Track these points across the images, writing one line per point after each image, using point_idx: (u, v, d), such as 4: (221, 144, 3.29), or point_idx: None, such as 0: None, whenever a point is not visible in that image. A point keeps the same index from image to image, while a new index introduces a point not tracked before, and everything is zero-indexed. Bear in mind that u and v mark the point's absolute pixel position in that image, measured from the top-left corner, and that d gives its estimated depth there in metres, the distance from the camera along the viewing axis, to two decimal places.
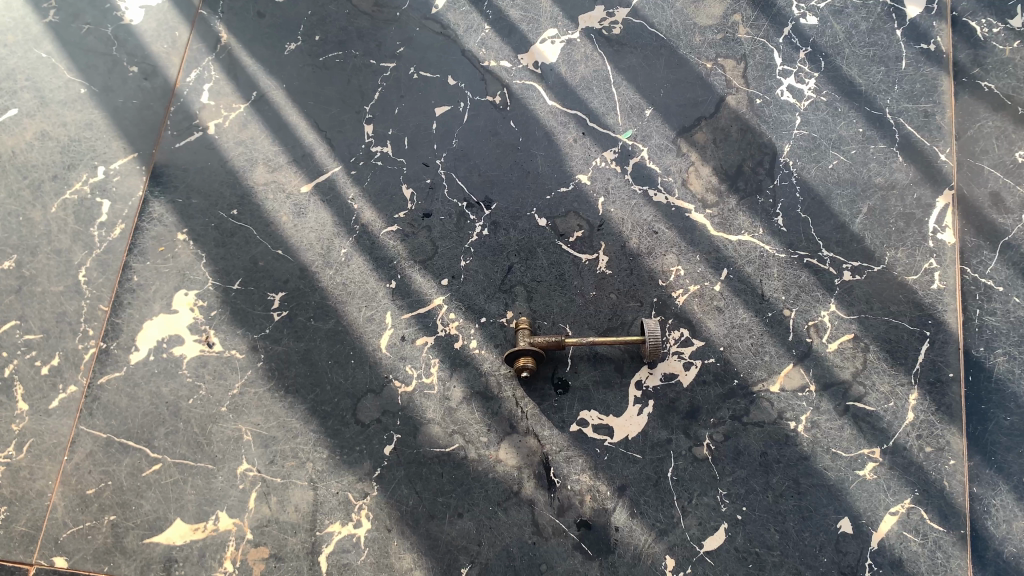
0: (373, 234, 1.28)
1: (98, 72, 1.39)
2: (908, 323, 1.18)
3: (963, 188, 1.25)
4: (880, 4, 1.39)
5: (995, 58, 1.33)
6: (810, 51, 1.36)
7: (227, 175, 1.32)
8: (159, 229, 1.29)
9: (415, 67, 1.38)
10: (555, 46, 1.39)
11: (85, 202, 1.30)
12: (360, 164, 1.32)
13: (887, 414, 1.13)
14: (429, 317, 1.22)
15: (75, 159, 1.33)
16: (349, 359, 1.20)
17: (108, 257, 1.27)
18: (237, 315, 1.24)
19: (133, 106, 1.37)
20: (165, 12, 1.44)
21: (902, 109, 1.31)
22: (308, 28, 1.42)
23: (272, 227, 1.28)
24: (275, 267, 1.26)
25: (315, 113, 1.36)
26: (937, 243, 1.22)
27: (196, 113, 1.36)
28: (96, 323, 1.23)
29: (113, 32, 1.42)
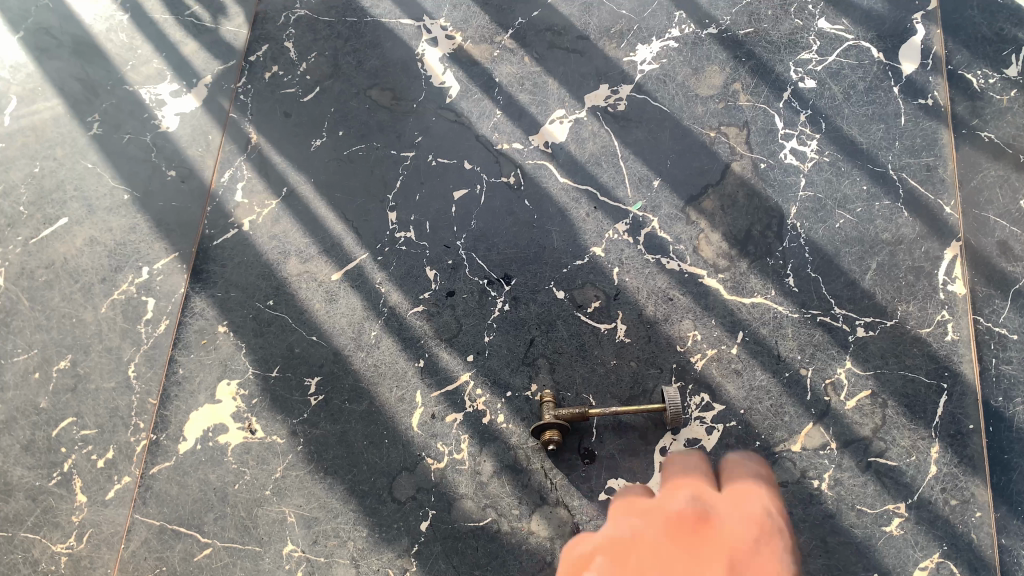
0: (401, 315, 1.34)
1: (140, 178, 1.47)
2: (925, 376, 1.21)
3: (970, 238, 1.29)
4: (875, 63, 1.42)
5: (992, 109, 1.36)
6: (810, 113, 1.40)
7: (262, 269, 1.39)
8: (201, 322, 1.37)
9: (433, 154, 1.44)
10: (563, 126, 1.44)
11: (132, 301, 1.39)
12: (386, 250, 1.39)
13: (909, 468, 1.16)
14: (457, 394, 1.28)
15: (121, 261, 1.42)
16: (384, 439, 1.26)
17: (155, 352, 1.35)
18: (277, 402, 1.30)
19: (172, 209, 1.44)
20: (199, 117, 1.50)
21: (904, 164, 1.34)
22: (331, 124, 1.48)
23: (306, 315, 1.36)
24: (311, 353, 1.33)
25: (341, 205, 1.42)
26: (947, 294, 1.26)
27: (232, 211, 1.43)
28: (146, 416, 1.31)
29: (152, 140, 1.49)
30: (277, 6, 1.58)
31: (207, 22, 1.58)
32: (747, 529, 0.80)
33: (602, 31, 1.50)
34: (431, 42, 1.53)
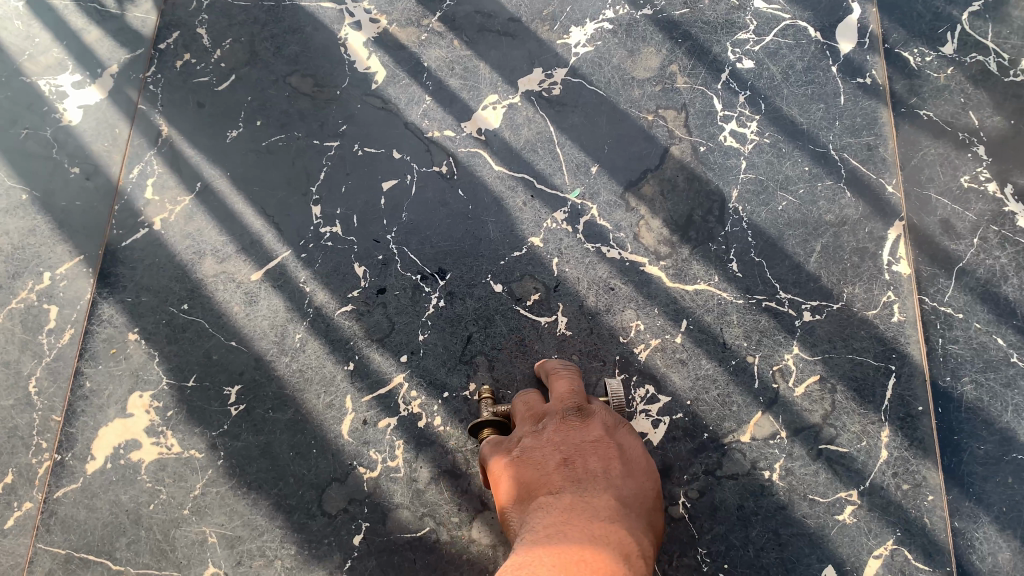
0: (328, 316, 1.26)
1: (39, 176, 1.35)
2: (873, 359, 1.19)
3: (913, 218, 1.26)
4: (813, 43, 1.38)
5: (931, 87, 1.33)
6: (750, 94, 1.35)
7: (176, 270, 1.29)
8: (109, 331, 1.26)
9: (360, 144, 1.36)
10: (497, 112, 1.37)
11: (32, 309, 1.27)
12: (310, 246, 1.30)
13: (860, 454, 1.14)
14: (390, 397, 1.21)
15: (20, 267, 1.30)
16: (311, 449, 1.18)
17: (58, 364, 1.24)
18: (194, 414, 1.21)
19: (76, 208, 1.32)
20: (104, 110, 1.39)
21: (845, 144, 1.31)
22: (249, 113, 1.38)
23: (225, 318, 1.26)
24: (230, 360, 1.24)
25: (261, 199, 1.33)
26: (892, 275, 1.23)
27: (141, 209, 1.32)
28: (49, 435, 1.20)
29: (52, 135, 1.37)
30: None
31: (111, 7, 1.46)
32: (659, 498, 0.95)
33: (533, 12, 1.43)
34: (354, 25, 1.44)
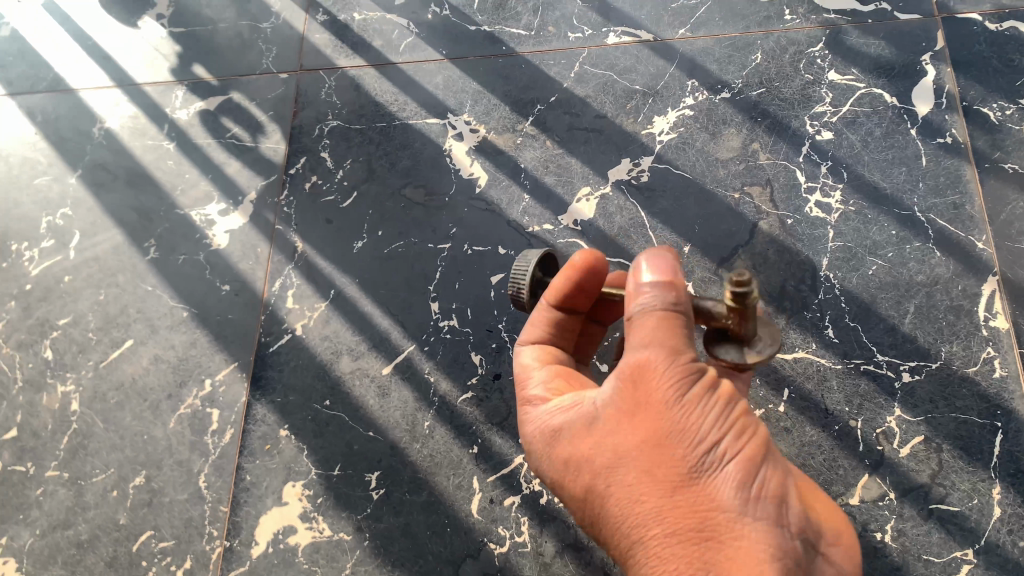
0: (451, 404, 1.39)
1: (195, 295, 1.54)
2: (977, 417, 1.22)
3: (1007, 271, 1.30)
4: (890, 108, 1.46)
5: (1013, 139, 1.39)
6: (832, 164, 1.43)
7: (317, 370, 1.45)
8: (264, 428, 1.41)
9: (469, 244, 1.50)
10: (591, 203, 1.49)
11: (198, 414, 1.44)
12: (432, 340, 1.44)
13: (972, 512, 1.17)
14: (512, 477, 1.32)
15: (186, 376, 1.48)
16: (446, 528, 1.30)
17: (223, 461, 1.40)
18: (341, 499, 1.34)
19: (229, 321, 1.51)
20: (247, 232, 1.58)
21: (930, 205, 1.37)
22: (371, 224, 1.55)
23: (362, 411, 1.40)
24: (369, 449, 1.37)
25: (386, 301, 1.48)
26: (991, 330, 1.27)
27: (284, 317, 1.50)
28: (220, 524, 1.35)
29: (205, 258, 1.57)
30: (311, 119, 1.67)
31: (247, 140, 1.67)
32: (656, 342, 0.98)
33: (618, 107, 1.56)
34: (456, 137, 1.60)
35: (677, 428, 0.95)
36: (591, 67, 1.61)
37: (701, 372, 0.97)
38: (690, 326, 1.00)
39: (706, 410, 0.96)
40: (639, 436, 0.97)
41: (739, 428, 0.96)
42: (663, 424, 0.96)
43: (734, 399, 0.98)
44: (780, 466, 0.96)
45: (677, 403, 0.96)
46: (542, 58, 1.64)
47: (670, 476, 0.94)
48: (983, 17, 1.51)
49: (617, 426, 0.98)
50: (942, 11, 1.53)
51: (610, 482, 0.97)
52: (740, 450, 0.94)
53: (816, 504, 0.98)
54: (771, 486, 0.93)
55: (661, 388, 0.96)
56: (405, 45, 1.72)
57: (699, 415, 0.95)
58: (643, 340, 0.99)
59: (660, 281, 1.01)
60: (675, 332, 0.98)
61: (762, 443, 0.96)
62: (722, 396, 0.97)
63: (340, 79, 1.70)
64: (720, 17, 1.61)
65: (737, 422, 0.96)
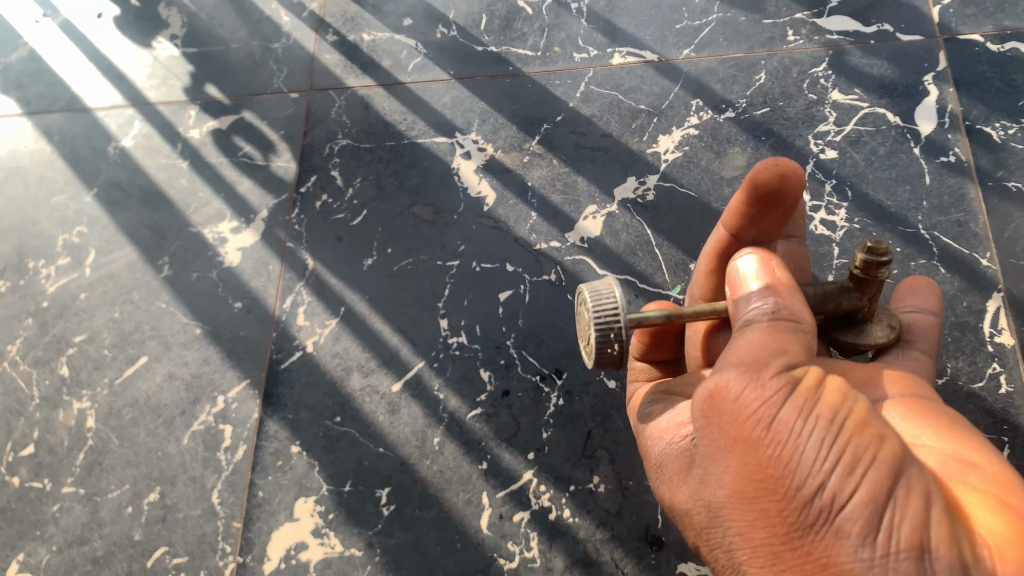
0: (461, 420, 1.40)
1: (209, 312, 1.57)
2: (986, 433, 1.20)
3: (1012, 288, 1.31)
4: (893, 128, 1.48)
5: (1017, 158, 1.41)
6: (836, 182, 1.44)
7: (328, 386, 1.47)
8: (276, 444, 1.43)
9: (477, 261, 1.52)
10: (597, 221, 1.51)
11: (211, 430, 1.46)
12: (441, 356, 1.46)
13: None
14: (521, 492, 1.33)
15: (199, 393, 1.50)
16: (456, 543, 1.31)
17: (235, 477, 1.42)
18: (352, 515, 1.36)
19: (241, 337, 1.53)
20: (259, 250, 1.61)
21: (935, 222, 1.38)
22: (380, 242, 1.57)
23: (372, 427, 1.42)
24: (379, 465, 1.39)
25: (396, 318, 1.50)
26: (996, 346, 1.27)
27: (295, 334, 1.52)
28: (233, 539, 1.37)
29: (218, 276, 1.60)
30: (321, 137, 1.70)
31: (258, 159, 1.70)
32: (735, 362, 0.93)
33: (623, 127, 1.59)
34: (464, 155, 1.62)
35: (772, 454, 0.85)
36: (596, 87, 1.64)
37: (790, 383, 0.88)
38: (797, 329, 0.96)
39: (801, 423, 0.85)
40: (737, 474, 0.88)
41: (848, 437, 0.82)
42: (759, 449, 0.87)
43: (844, 405, 0.85)
44: (920, 480, 0.78)
45: (770, 426, 0.86)
46: (548, 77, 1.67)
47: (777, 510, 0.84)
48: (986, 38, 1.53)
49: (712, 467, 0.93)
50: (944, 32, 1.55)
51: (721, 528, 0.91)
52: (858, 465, 0.80)
53: (969, 490, 0.81)
54: (903, 504, 0.76)
55: (743, 410, 0.89)
56: (413, 65, 1.75)
57: (797, 434, 0.84)
58: (729, 362, 0.94)
59: (771, 282, 1.00)
60: (770, 341, 0.93)
61: (887, 450, 0.80)
62: (825, 403, 0.85)
63: (350, 98, 1.73)
64: (724, 38, 1.63)
65: (852, 433, 0.82)
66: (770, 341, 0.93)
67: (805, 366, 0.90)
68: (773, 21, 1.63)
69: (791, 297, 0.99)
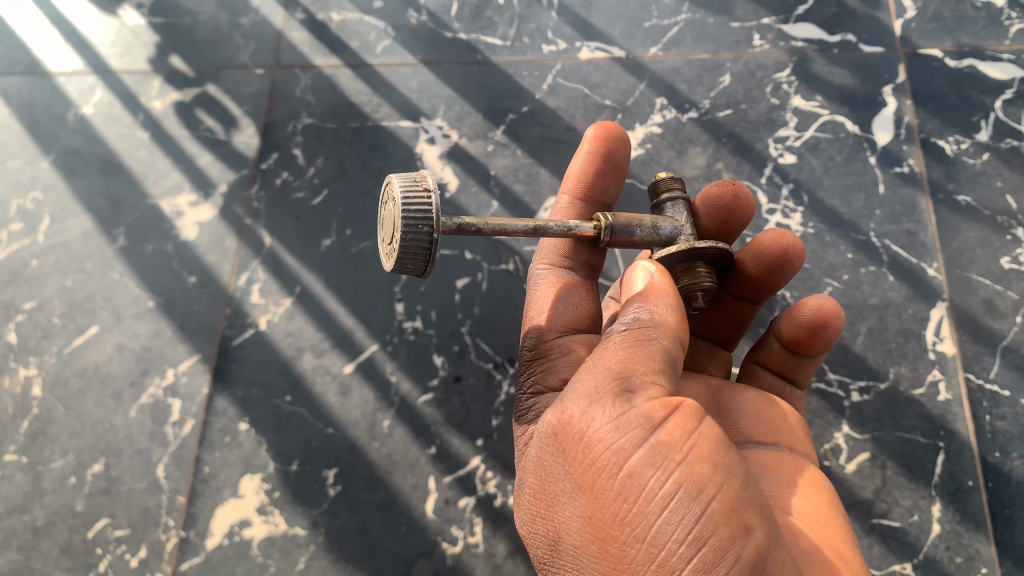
0: (411, 404, 1.41)
1: (163, 285, 1.55)
2: (922, 437, 1.26)
3: (956, 298, 1.35)
4: (850, 136, 1.51)
5: (967, 173, 1.45)
6: (792, 187, 1.47)
7: (281, 365, 1.46)
8: (224, 421, 1.42)
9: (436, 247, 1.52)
10: None
11: (159, 404, 1.45)
12: (395, 341, 1.46)
13: (913, 528, 1.21)
14: (468, 478, 1.35)
15: (148, 365, 1.48)
16: (400, 526, 1.32)
17: (182, 452, 1.41)
18: (298, 494, 1.36)
19: (194, 312, 1.52)
20: (217, 225, 1.59)
21: (886, 231, 1.42)
22: (340, 223, 1.57)
23: (323, 408, 1.42)
24: (328, 446, 1.39)
25: (352, 300, 1.50)
26: (938, 355, 1.31)
27: (249, 311, 1.51)
28: (176, 514, 1.36)
29: (174, 249, 1.58)
30: (284, 115, 1.68)
31: (220, 134, 1.68)
32: (584, 387, 0.91)
33: (588, 121, 1.60)
34: (429, 141, 1.62)
35: (618, 509, 0.83)
36: (563, 80, 1.64)
37: (648, 429, 0.85)
38: (654, 337, 0.94)
39: (655, 483, 0.82)
40: (581, 519, 0.86)
41: (711, 523, 0.79)
42: (607, 492, 0.84)
43: (708, 477, 0.81)
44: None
45: (624, 473, 0.84)
46: (516, 67, 1.67)
47: (615, 569, 0.83)
48: (945, 53, 1.56)
49: (553, 499, 0.90)
50: (904, 46, 1.58)
51: (563, 564, 0.89)
52: (719, 553, 0.78)
53: None
54: None
55: (593, 454, 0.86)
56: (381, 47, 1.74)
57: (644, 493, 0.82)
58: (586, 388, 0.91)
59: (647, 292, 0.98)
60: (621, 364, 0.91)
61: (745, 546, 0.78)
62: (686, 471, 0.82)
63: (316, 78, 1.72)
64: (692, 38, 1.65)
65: (712, 512, 0.80)
66: (623, 367, 0.90)
67: (670, 403, 0.86)
68: (741, 24, 1.65)
69: (655, 302, 0.97)
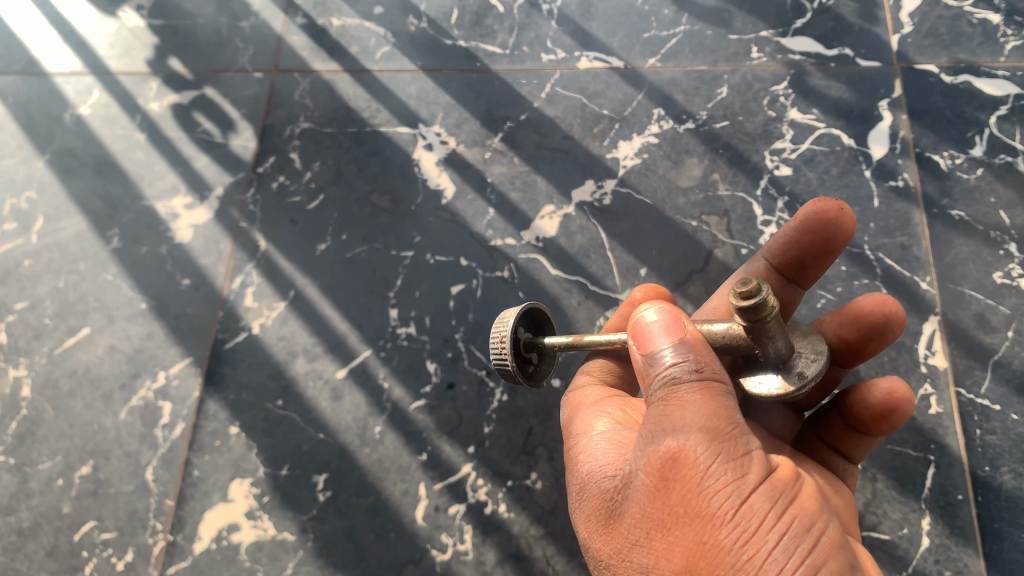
0: (403, 410, 1.40)
1: (156, 287, 1.55)
2: (912, 450, 1.26)
3: (948, 312, 1.35)
4: (846, 149, 1.52)
5: (961, 188, 1.46)
6: (788, 199, 1.48)
7: (273, 369, 1.45)
8: (215, 424, 1.41)
9: (431, 253, 1.52)
10: (552, 220, 1.52)
11: (149, 406, 1.44)
12: (388, 346, 1.45)
13: (903, 541, 1.21)
14: (459, 485, 1.34)
15: (139, 367, 1.47)
16: (390, 533, 1.31)
17: (171, 455, 1.40)
18: (287, 499, 1.35)
19: (187, 315, 1.51)
20: (212, 228, 1.59)
21: (880, 244, 1.42)
22: (335, 227, 1.57)
23: (313, 413, 1.41)
24: (318, 451, 1.38)
25: (345, 304, 1.49)
26: (929, 367, 1.31)
27: (242, 314, 1.50)
28: (164, 517, 1.35)
29: (168, 251, 1.58)
30: (282, 119, 1.68)
31: (217, 137, 1.68)
32: (697, 419, 0.87)
33: (585, 130, 1.60)
34: (426, 147, 1.63)
35: (732, 538, 0.82)
36: (561, 89, 1.65)
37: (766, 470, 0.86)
38: (730, 392, 0.91)
39: (773, 515, 0.83)
40: (689, 544, 0.84)
41: (824, 553, 0.81)
42: (717, 519, 0.83)
43: (815, 513, 0.84)
44: None
45: (739, 504, 0.83)
46: (514, 75, 1.68)
47: None
48: (941, 69, 1.57)
49: (653, 527, 0.88)
50: (901, 60, 1.59)
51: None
52: None
53: None
54: None
55: (712, 487, 0.84)
56: (380, 53, 1.74)
57: (765, 525, 0.82)
58: (685, 414, 0.88)
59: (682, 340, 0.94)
60: (718, 401, 0.88)
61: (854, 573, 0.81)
62: (800, 505, 0.84)
63: (315, 83, 1.72)
64: (689, 50, 1.66)
65: (823, 544, 0.82)
66: (719, 401, 0.88)
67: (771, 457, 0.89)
68: (738, 37, 1.65)
69: (707, 357, 0.93)
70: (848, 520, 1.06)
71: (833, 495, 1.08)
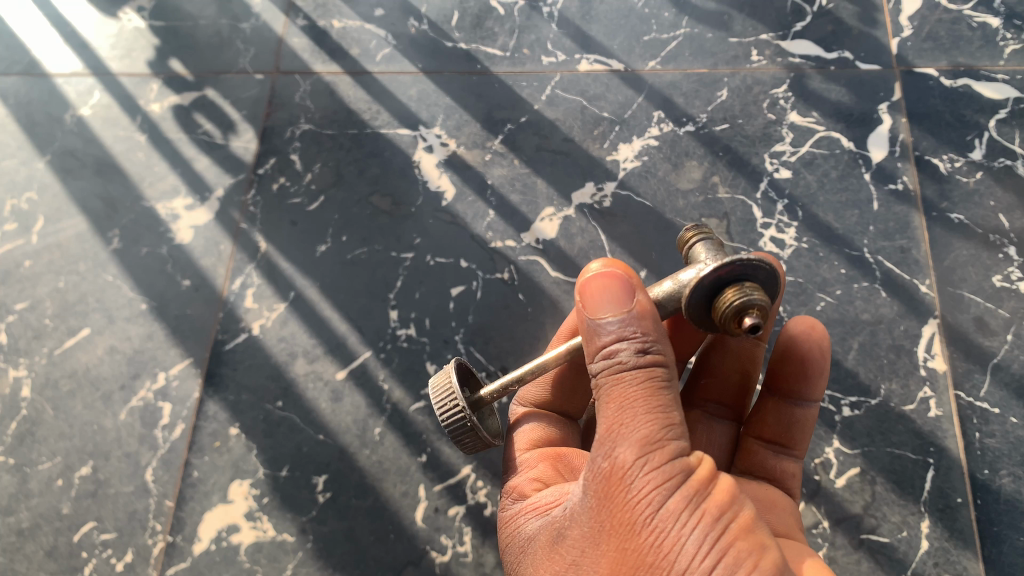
0: (403, 412, 1.40)
1: (156, 288, 1.55)
2: (911, 453, 1.26)
3: (947, 315, 1.36)
4: (846, 152, 1.52)
5: (961, 191, 1.46)
6: (787, 202, 1.48)
7: (273, 370, 1.45)
8: (215, 425, 1.41)
9: (431, 254, 1.52)
10: (552, 222, 1.53)
11: (149, 406, 1.44)
12: (388, 348, 1.45)
13: (901, 544, 1.21)
14: (458, 487, 1.34)
15: (139, 368, 1.48)
16: (389, 534, 1.31)
17: (171, 455, 1.40)
18: (287, 500, 1.35)
19: (187, 316, 1.51)
20: (211, 229, 1.59)
21: (879, 247, 1.43)
22: (336, 229, 1.57)
23: (313, 414, 1.41)
24: (318, 452, 1.38)
25: (345, 306, 1.50)
26: (928, 371, 1.32)
27: (242, 316, 1.50)
28: (164, 518, 1.35)
29: (168, 252, 1.58)
30: (282, 120, 1.69)
31: (217, 138, 1.68)
32: (617, 429, 0.88)
33: (586, 133, 1.60)
34: (426, 149, 1.63)
35: (652, 544, 0.83)
36: (561, 91, 1.65)
37: (684, 469, 0.86)
38: (663, 376, 0.89)
39: (685, 515, 0.83)
40: (615, 554, 0.86)
41: (735, 544, 0.81)
42: (635, 525, 0.85)
43: (733, 510, 0.84)
44: None
45: (655, 509, 0.84)
46: (514, 78, 1.68)
47: None
48: (940, 72, 1.58)
49: (585, 542, 0.90)
50: (901, 64, 1.60)
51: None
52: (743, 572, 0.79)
53: None
54: None
55: (630, 494, 0.86)
56: (381, 55, 1.74)
57: (683, 526, 0.83)
58: (610, 423, 0.89)
59: (629, 313, 0.91)
60: (638, 399, 0.88)
61: (768, 558, 0.80)
62: (713, 500, 0.84)
63: (315, 84, 1.72)
64: (690, 53, 1.66)
65: (735, 538, 0.81)
66: (641, 400, 0.88)
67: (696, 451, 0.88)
68: (738, 40, 1.66)
69: (655, 331, 0.91)
70: (790, 523, 1.05)
71: (770, 509, 1.08)
